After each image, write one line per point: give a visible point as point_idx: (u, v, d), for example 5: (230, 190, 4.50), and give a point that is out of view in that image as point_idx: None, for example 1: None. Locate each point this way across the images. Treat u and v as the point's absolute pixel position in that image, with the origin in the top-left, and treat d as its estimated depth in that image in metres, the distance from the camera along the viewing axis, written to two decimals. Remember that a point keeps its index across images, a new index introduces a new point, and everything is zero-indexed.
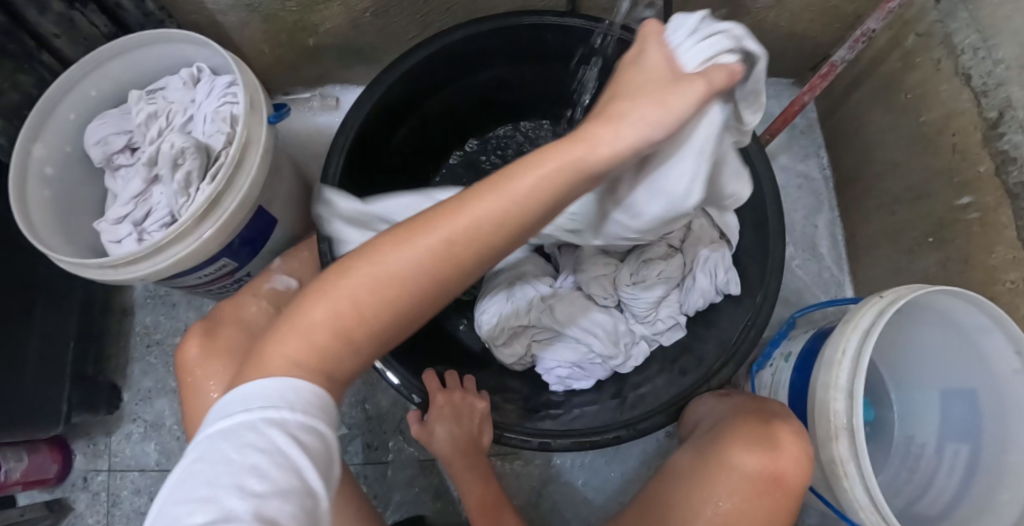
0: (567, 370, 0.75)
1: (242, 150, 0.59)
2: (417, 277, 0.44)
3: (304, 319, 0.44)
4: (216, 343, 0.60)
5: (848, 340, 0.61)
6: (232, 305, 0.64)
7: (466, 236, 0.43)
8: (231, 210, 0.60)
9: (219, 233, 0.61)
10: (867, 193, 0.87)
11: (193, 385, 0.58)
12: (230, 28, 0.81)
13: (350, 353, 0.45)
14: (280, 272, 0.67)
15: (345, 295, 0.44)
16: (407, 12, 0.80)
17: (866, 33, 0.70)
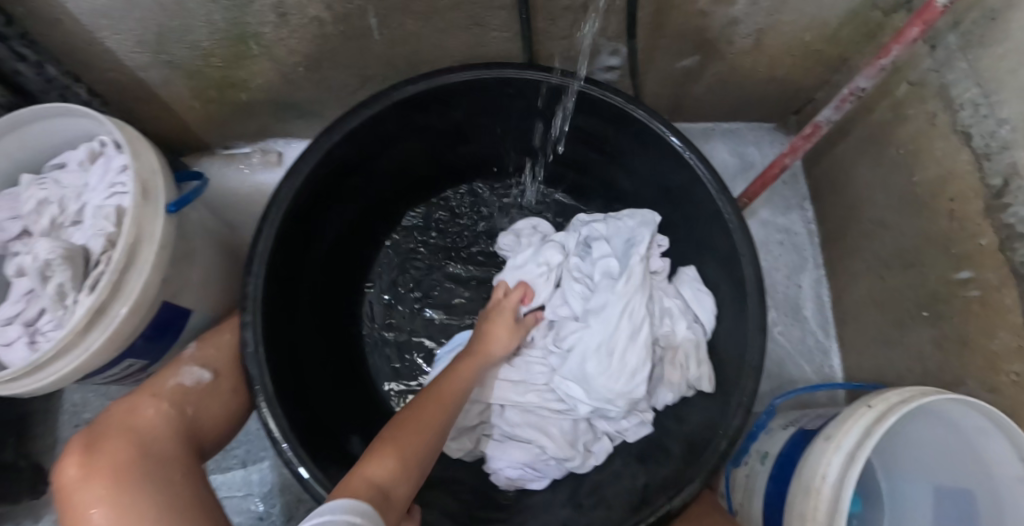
0: (518, 470, 0.69)
1: (130, 251, 0.53)
2: (439, 425, 0.56)
3: (377, 452, 0.51)
4: (97, 462, 0.53)
5: (829, 463, 0.54)
6: (124, 407, 0.58)
7: (457, 394, 0.59)
8: (121, 317, 0.54)
9: (109, 343, 0.54)
10: (855, 254, 0.79)
11: (71, 513, 0.52)
12: (153, 84, 0.74)
13: (407, 482, 0.50)
14: (189, 365, 0.62)
15: (401, 436, 0.52)
16: (343, 65, 0.73)
17: (855, 92, 0.63)
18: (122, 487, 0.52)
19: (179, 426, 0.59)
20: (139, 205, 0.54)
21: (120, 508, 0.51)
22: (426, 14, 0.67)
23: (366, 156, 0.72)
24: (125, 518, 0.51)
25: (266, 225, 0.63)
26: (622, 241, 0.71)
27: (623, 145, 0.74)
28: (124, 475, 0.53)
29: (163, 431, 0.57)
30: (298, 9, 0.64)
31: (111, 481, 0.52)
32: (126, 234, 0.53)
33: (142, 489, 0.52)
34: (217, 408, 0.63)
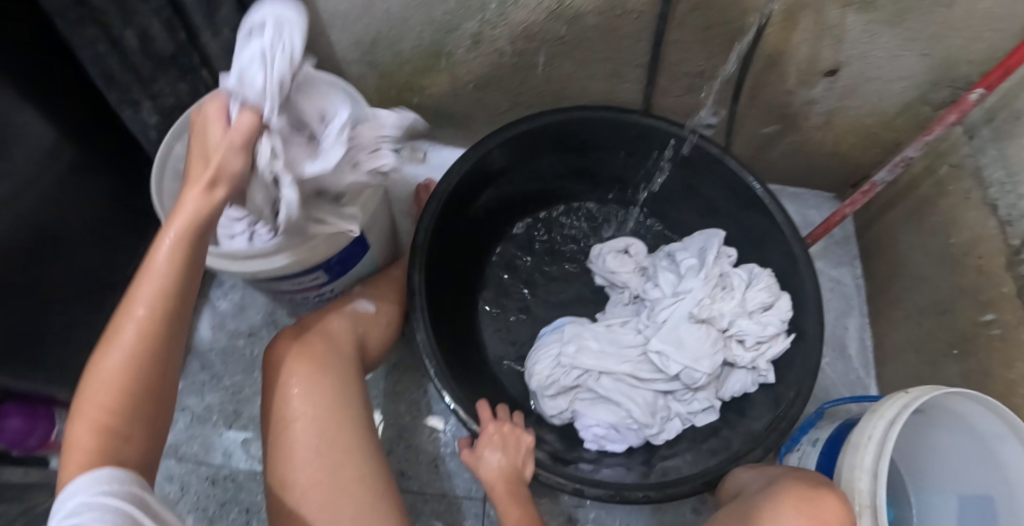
0: (603, 429, 0.81)
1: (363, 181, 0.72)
2: (125, 360, 0.50)
3: (86, 398, 0.50)
4: (303, 347, 0.66)
5: (875, 427, 0.68)
6: (315, 319, 0.71)
7: (125, 341, 0.50)
8: (343, 230, 0.72)
9: (332, 245, 0.73)
10: (896, 304, 0.94)
11: (276, 380, 0.64)
12: (351, 77, 0.94)
13: (123, 445, 0.50)
14: (361, 296, 0.77)
15: (105, 392, 0.49)
16: (503, 89, 0.93)
17: (904, 159, 0.80)
18: (319, 370, 0.65)
19: (354, 338, 0.72)
20: None
21: (313, 383, 0.64)
22: (583, 60, 0.88)
23: (510, 163, 0.90)
24: (319, 396, 0.63)
25: (436, 196, 0.82)
26: (695, 248, 0.89)
27: (711, 187, 0.92)
28: (321, 363, 0.66)
29: (347, 338, 0.71)
30: (491, 39, 0.85)
31: (311, 366, 0.65)
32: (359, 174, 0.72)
33: (335, 381, 0.65)
34: (376, 336, 0.76)
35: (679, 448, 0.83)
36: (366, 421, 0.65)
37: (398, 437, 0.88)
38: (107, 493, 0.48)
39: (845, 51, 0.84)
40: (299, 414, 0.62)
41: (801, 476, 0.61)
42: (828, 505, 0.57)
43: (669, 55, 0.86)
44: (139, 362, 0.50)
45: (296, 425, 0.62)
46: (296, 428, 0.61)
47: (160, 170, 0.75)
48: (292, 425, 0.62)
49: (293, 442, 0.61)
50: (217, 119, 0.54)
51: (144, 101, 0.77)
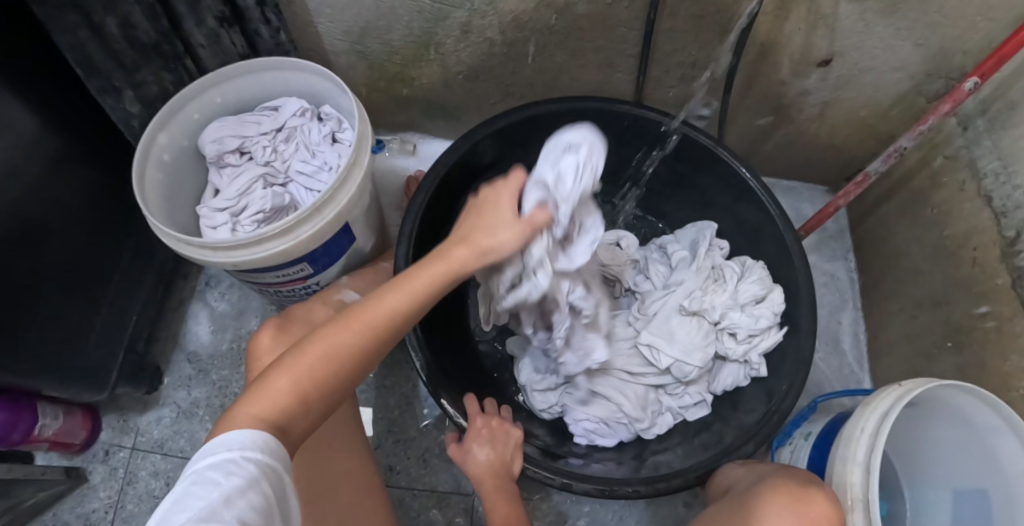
0: (593, 424, 0.80)
1: (347, 172, 0.71)
2: (354, 350, 0.53)
3: (301, 367, 0.52)
4: (287, 339, 0.65)
5: (867, 419, 0.67)
6: (302, 309, 0.70)
7: (374, 334, 0.54)
8: (327, 220, 0.71)
9: (314, 236, 0.71)
10: (890, 297, 0.93)
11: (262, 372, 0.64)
12: (340, 68, 0.92)
13: (302, 416, 0.52)
14: (348, 287, 0.75)
15: (317, 367, 0.52)
16: (494, 79, 0.92)
17: (898, 149, 0.79)
18: None
19: None
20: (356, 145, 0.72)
21: None
22: (574, 50, 0.87)
23: (500, 154, 0.89)
24: None
25: (422, 187, 0.81)
26: (687, 241, 0.88)
27: (704, 179, 0.91)
28: None
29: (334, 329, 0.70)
30: (480, 29, 0.84)
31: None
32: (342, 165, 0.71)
33: None
34: None
35: (671, 443, 0.82)
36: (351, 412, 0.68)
37: (387, 432, 0.87)
38: (257, 460, 0.46)
39: (839, 40, 0.83)
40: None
41: (789, 474, 0.60)
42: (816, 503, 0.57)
43: (661, 45, 0.85)
44: (357, 360, 0.54)
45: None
46: None
47: (142, 160, 0.73)
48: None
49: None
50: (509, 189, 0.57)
51: (126, 90, 0.75)
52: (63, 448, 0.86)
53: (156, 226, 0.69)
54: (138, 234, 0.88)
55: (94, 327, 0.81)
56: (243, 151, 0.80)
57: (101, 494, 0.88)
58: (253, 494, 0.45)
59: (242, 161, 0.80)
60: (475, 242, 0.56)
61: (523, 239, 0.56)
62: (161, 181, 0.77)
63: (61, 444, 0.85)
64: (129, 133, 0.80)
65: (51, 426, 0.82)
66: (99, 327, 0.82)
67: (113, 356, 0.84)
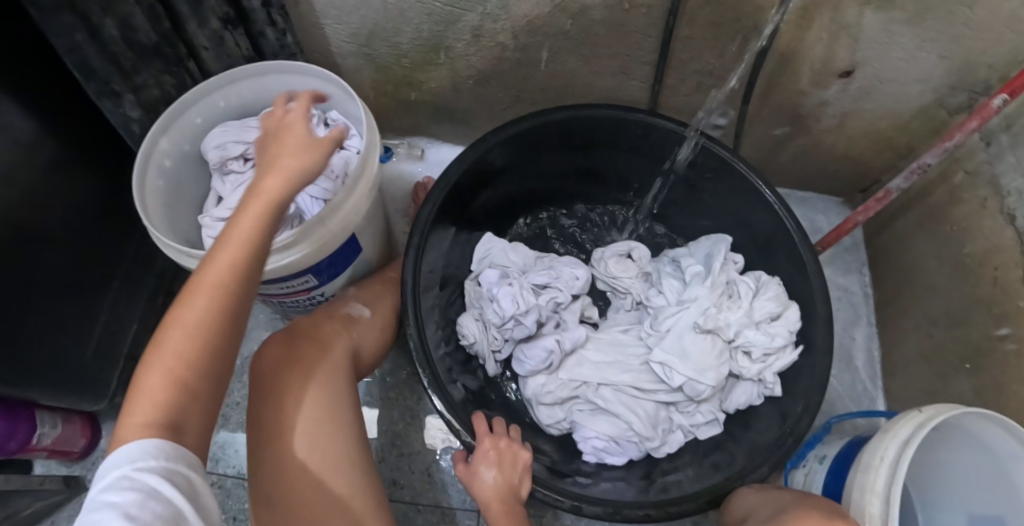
0: (603, 442, 0.78)
1: (355, 182, 0.68)
2: (208, 319, 0.50)
3: (161, 359, 0.49)
4: (292, 357, 0.63)
5: (886, 448, 0.66)
6: (307, 324, 0.67)
7: (222, 287, 0.50)
8: (333, 233, 0.68)
9: (320, 249, 0.69)
10: (905, 314, 0.92)
11: (264, 393, 0.61)
12: (347, 70, 0.90)
13: (194, 404, 0.49)
14: (355, 300, 0.73)
15: (185, 345, 0.49)
16: (505, 85, 0.90)
17: (921, 166, 0.77)
18: (309, 382, 0.61)
19: (348, 345, 0.68)
20: (364, 154, 0.69)
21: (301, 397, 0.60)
22: (589, 56, 0.85)
23: (510, 162, 0.87)
24: (308, 408, 0.60)
25: (432, 195, 0.79)
26: (701, 255, 0.86)
27: (719, 191, 0.89)
28: (312, 374, 0.62)
29: (339, 345, 0.67)
30: (492, 33, 0.81)
31: (303, 377, 0.62)
32: (351, 175, 0.68)
33: (326, 390, 0.62)
34: (371, 340, 0.72)
35: (681, 462, 0.80)
36: (354, 437, 0.61)
37: (391, 446, 0.85)
38: (155, 469, 0.46)
39: (861, 51, 0.80)
40: (285, 419, 0.59)
41: (814, 507, 0.59)
42: None
43: (678, 53, 0.83)
44: (220, 329, 0.50)
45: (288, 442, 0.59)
46: (286, 446, 0.58)
47: (142, 166, 0.71)
48: (280, 441, 0.59)
49: (281, 458, 0.58)
50: (303, 123, 0.58)
51: (126, 93, 0.73)
52: (61, 455, 0.84)
53: (157, 238, 0.67)
54: (138, 240, 0.85)
55: (93, 335, 0.79)
56: (247, 158, 0.77)
57: None
58: (155, 502, 0.45)
59: (246, 167, 0.77)
60: (259, 188, 0.53)
61: (311, 152, 0.56)
62: (163, 189, 0.74)
63: (59, 452, 0.83)
64: (129, 138, 0.77)
65: (50, 435, 0.80)
66: (96, 336, 0.80)
67: (111, 367, 0.82)
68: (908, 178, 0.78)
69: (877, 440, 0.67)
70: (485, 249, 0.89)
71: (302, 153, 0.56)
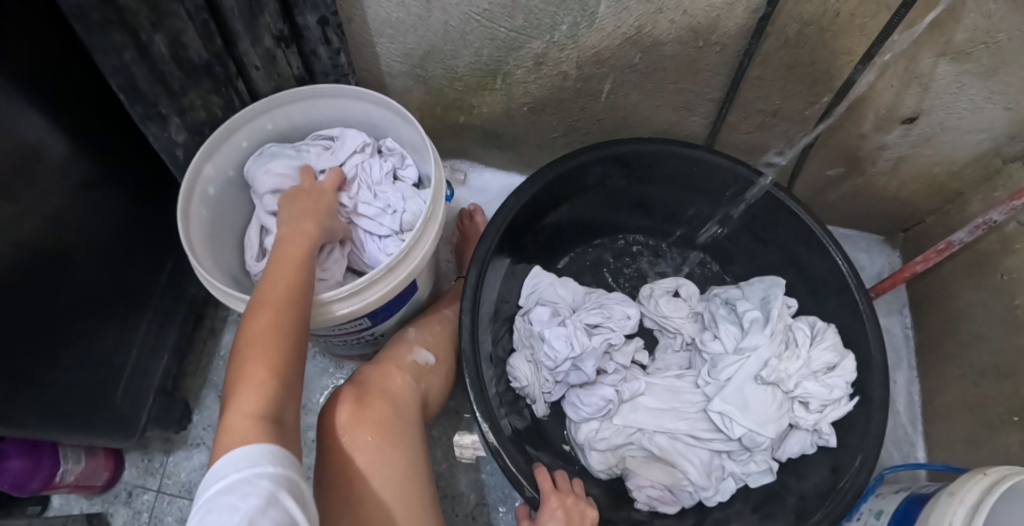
0: (657, 491, 0.76)
1: (424, 225, 0.65)
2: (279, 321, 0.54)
3: (248, 364, 0.51)
4: (365, 414, 0.60)
5: (954, 513, 0.66)
6: (374, 372, 0.65)
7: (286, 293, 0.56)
8: (400, 279, 0.64)
9: (382, 296, 0.64)
10: (949, 361, 0.92)
11: (338, 453, 0.58)
12: (395, 90, 0.85)
13: (288, 395, 0.52)
14: (419, 345, 0.70)
15: (259, 345, 0.52)
16: (561, 113, 0.86)
17: (986, 222, 0.77)
18: (385, 440, 0.58)
19: (418, 397, 0.65)
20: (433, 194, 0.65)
21: (378, 458, 0.57)
22: (652, 90, 0.81)
23: (566, 195, 0.84)
24: (386, 469, 0.57)
25: (490, 231, 0.76)
26: (757, 298, 0.84)
27: (775, 233, 0.87)
28: (388, 431, 0.59)
29: (409, 398, 0.64)
30: (556, 62, 0.78)
31: (379, 433, 0.59)
32: (422, 218, 0.64)
33: (401, 451, 0.59)
34: (435, 389, 0.70)
35: (733, 511, 0.79)
36: (429, 496, 0.59)
37: (437, 487, 0.82)
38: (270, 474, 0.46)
39: (930, 100, 0.79)
40: (358, 476, 0.56)
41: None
42: None
43: (745, 92, 0.80)
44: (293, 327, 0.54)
45: (366, 510, 0.55)
46: (364, 512, 0.55)
47: (186, 195, 0.65)
48: (357, 506, 0.55)
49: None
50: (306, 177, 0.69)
51: (172, 116, 0.67)
52: (83, 489, 0.79)
53: (205, 277, 0.62)
54: (170, 265, 0.80)
55: (124, 370, 0.74)
56: None
57: None
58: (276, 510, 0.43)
59: None
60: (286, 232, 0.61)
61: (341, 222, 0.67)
62: (206, 217, 0.69)
63: (82, 487, 0.78)
64: (170, 162, 0.71)
65: (73, 471, 0.75)
66: (127, 369, 0.74)
67: (142, 402, 0.76)
68: (972, 232, 0.78)
69: (942, 502, 0.67)
70: (532, 286, 0.86)
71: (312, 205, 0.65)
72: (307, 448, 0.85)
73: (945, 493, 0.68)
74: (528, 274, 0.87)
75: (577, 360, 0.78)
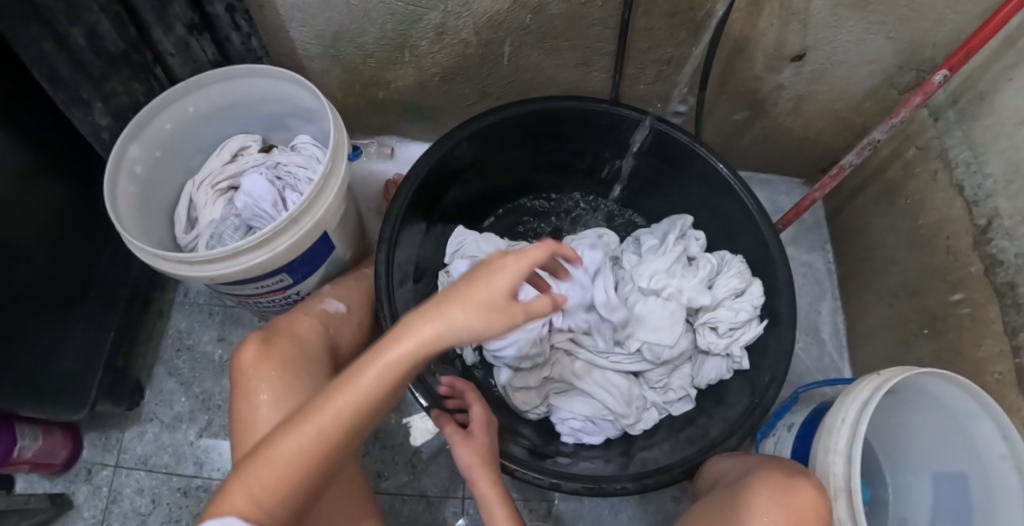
0: (580, 422, 0.82)
1: (325, 179, 0.72)
2: (300, 458, 0.50)
3: (252, 476, 0.50)
4: (271, 351, 0.66)
5: (847, 410, 0.68)
6: (285, 325, 0.70)
7: (332, 427, 0.50)
8: (305, 229, 0.72)
9: (293, 246, 0.72)
10: (867, 288, 0.95)
11: (243, 386, 0.64)
12: (314, 73, 0.91)
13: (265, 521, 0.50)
14: (330, 296, 0.77)
15: (280, 466, 0.50)
16: (471, 80, 0.92)
17: (871, 142, 0.80)
18: (284, 374, 0.65)
19: (326, 339, 0.73)
20: (333, 155, 0.73)
21: (283, 388, 0.64)
22: (551, 50, 0.87)
23: (477, 156, 0.90)
24: (284, 398, 0.63)
25: (402, 191, 0.81)
26: (661, 233, 0.90)
27: (682, 177, 0.91)
28: (288, 366, 0.66)
29: (316, 339, 0.71)
30: (455, 30, 0.83)
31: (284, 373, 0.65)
32: (323, 169, 0.72)
33: (302, 380, 0.65)
34: (349, 334, 0.77)
35: (657, 438, 0.83)
36: None
37: (375, 439, 0.86)
38: None
39: (812, 36, 0.83)
40: (256, 402, 0.63)
41: (777, 468, 0.66)
42: (806, 504, 0.61)
43: (637, 43, 0.86)
44: (321, 465, 0.51)
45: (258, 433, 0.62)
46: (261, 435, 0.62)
47: (113, 175, 0.72)
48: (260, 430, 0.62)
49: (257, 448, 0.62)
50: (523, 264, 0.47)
51: (95, 101, 0.73)
52: (43, 468, 0.83)
53: (130, 243, 0.69)
54: (114, 249, 0.85)
55: (73, 344, 0.78)
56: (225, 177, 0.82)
57: (85, 515, 0.86)
58: None
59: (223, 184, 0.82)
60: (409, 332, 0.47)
61: (483, 318, 0.46)
62: (134, 195, 0.76)
63: (41, 465, 0.82)
64: (99, 145, 0.78)
65: (31, 447, 0.80)
66: (75, 344, 0.79)
67: (92, 375, 0.81)
68: (858, 149, 0.81)
69: (841, 404, 0.69)
70: (457, 243, 0.93)
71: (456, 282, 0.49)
72: None
73: (844, 395, 0.70)
74: (450, 235, 0.93)
75: None
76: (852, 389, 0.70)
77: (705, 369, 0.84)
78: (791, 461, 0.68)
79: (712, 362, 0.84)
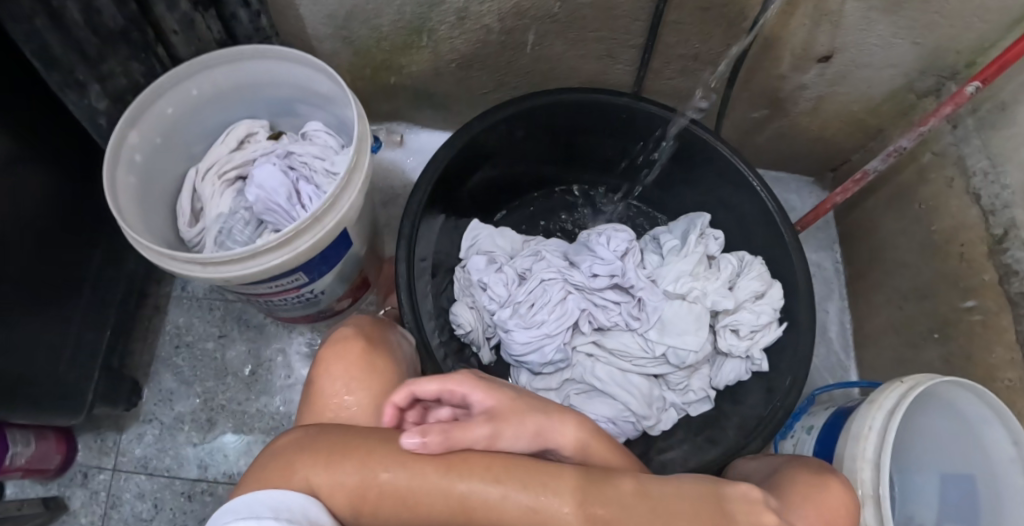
0: (602, 424, 0.80)
1: (349, 175, 0.68)
2: (436, 499, 0.45)
3: (369, 478, 0.46)
4: (364, 371, 0.60)
5: (874, 418, 0.69)
6: (382, 360, 0.62)
7: (493, 508, 0.45)
8: (327, 229, 0.67)
9: (314, 246, 0.67)
10: (876, 289, 0.97)
11: (330, 389, 0.59)
12: (323, 53, 0.85)
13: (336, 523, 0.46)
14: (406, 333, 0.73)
15: (409, 490, 0.46)
16: (489, 68, 0.88)
17: (897, 149, 0.80)
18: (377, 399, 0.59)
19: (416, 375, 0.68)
20: (356, 151, 0.68)
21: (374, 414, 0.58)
22: (575, 40, 0.84)
23: (497, 147, 0.86)
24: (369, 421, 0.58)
25: (422, 185, 0.78)
26: (680, 231, 0.89)
27: (702, 174, 0.89)
28: (384, 393, 0.60)
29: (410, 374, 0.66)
30: (477, 16, 0.78)
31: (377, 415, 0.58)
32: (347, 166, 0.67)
33: None
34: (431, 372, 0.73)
35: (677, 440, 0.84)
36: None
37: None
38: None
39: (841, 37, 0.81)
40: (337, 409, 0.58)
41: (804, 466, 0.66)
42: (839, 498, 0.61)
43: (666, 38, 0.83)
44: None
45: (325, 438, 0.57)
46: None
47: (113, 166, 0.65)
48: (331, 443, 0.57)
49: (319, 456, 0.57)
50: None
51: (91, 84, 0.66)
52: (36, 474, 0.78)
53: (135, 240, 0.63)
54: (109, 242, 0.78)
55: (67, 345, 0.73)
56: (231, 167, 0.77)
57: (83, 521, 0.81)
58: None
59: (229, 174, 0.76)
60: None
61: None
62: (134, 185, 0.69)
63: (35, 471, 0.77)
64: (94, 132, 0.71)
65: (24, 454, 0.75)
66: (69, 344, 0.73)
67: (87, 377, 0.75)
68: (884, 156, 0.81)
69: (866, 412, 0.71)
70: (472, 238, 0.90)
71: (696, 509, 0.47)
72: (259, 414, 0.86)
73: (868, 403, 0.71)
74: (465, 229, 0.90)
75: (514, 302, 0.83)
76: (875, 397, 0.71)
77: (724, 371, 0.84)
78: (816, 460, 0.68)
79: (730, 364, 0.84)
